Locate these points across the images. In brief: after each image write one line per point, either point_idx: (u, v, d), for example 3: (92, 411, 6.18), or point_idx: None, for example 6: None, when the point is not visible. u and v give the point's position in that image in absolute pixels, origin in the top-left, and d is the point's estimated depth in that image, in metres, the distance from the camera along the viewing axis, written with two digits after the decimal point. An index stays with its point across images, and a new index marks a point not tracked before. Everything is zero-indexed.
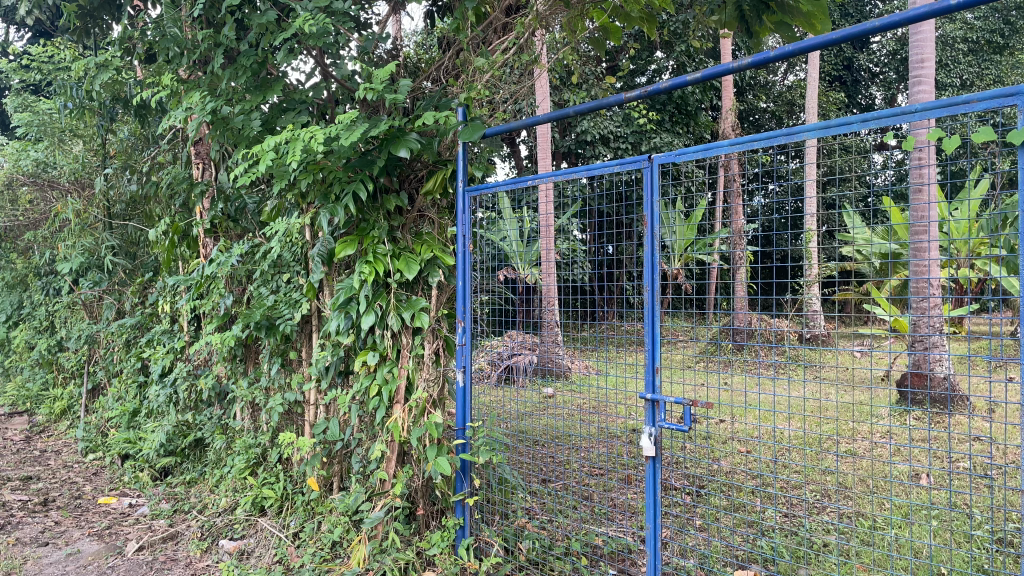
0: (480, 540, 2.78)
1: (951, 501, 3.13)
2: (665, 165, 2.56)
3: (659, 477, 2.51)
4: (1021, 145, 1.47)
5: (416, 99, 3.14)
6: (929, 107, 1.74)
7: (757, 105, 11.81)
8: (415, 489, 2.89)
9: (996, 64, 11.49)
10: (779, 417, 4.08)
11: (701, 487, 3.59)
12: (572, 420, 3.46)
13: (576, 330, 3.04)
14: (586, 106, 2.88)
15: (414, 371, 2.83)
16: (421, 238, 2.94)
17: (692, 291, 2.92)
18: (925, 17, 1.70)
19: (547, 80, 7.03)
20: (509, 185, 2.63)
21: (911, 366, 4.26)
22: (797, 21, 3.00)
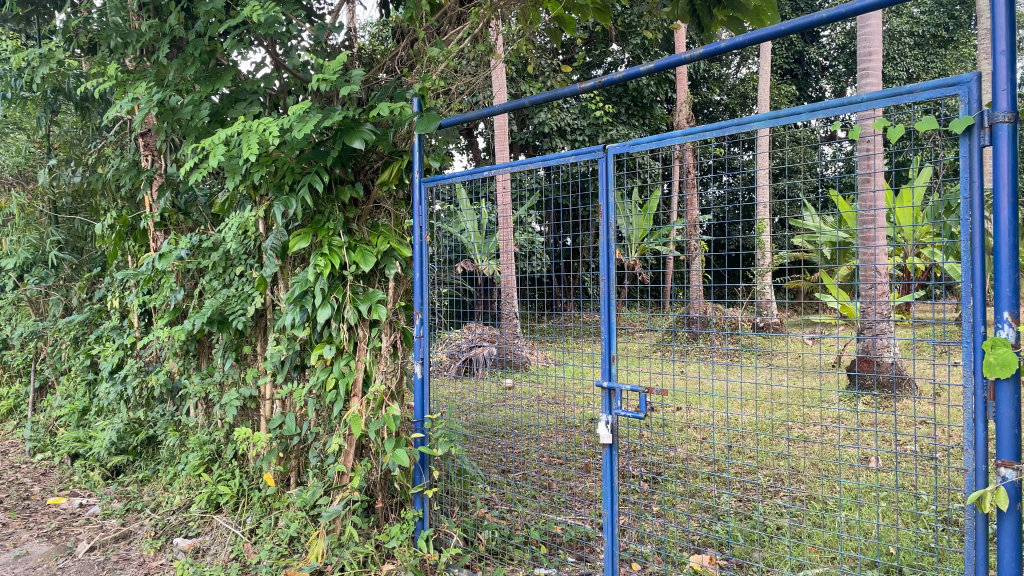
0: (440, 531, 2.78)
1: (899, 482, 3.24)
2: (620, 155, 2.57)
3: (616, 464, 2.53)
4: (963, 133, 1.51)
5: (370, 90, 3.11)
6: (877, 98, 1.77)
7: (711, 98, 12.02)
8: (374, 482, 2.88)
9: (941, 58, 11.86)
10: (733, 403, 4.18)
11: (659, 474, 3.64)
12: (531, 409, 3.49)
13: (535, 321, 3.04)
14: (542, 96, 2.88)
15: (371, 363, 2.82)
16: (378, 229, 2.92)
17: (648, 281, 2.93)
18: (870, 9, 1.74)
19: (504, 70, 7.03)
20: (466, 176, 2.63)
21: (860, 353, 4.38)
22: (748, 15, 3.04)
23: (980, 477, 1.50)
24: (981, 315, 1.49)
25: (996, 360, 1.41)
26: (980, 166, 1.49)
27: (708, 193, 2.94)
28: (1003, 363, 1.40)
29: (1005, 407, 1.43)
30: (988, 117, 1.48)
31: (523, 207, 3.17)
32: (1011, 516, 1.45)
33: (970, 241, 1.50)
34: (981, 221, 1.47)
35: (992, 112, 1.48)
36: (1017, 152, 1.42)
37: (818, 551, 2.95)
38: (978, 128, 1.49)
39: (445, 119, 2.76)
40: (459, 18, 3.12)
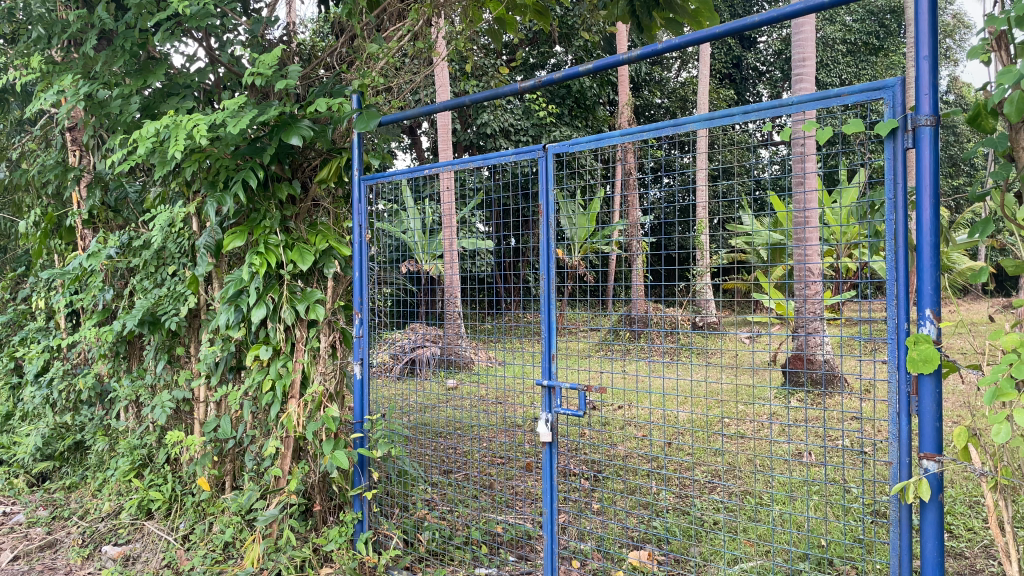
0: (379, 533, 2.75)
1: (830, 476, 3.33)
2: (560, 154, 2.57)
3: (555, 463, 2.53)
4: (887, 136, 1.54)
5: (308, 86, 3.04)
6: (807, 102, 1.80)
7: (653, 101, 12.20)
8: (312, 485, 2.83)
9: (872, 65, 12.28)
10: (672, 401, 4.23)
11: (599, 472, 3.66)
12: (472, 409, 3.47)
13: (477, 321, 3.02)
14: (482, 95, 2.86)
15: (309, 365, 2.76)
16: (316, 228, 2.86)
17: (590, 280, 2.94)
18: (799, 13, 1.77)
19: (447, 69, 6.99)
20: (405, 174, 2.60)
21: (794, 351, 4.48)
22: (686, 18, 3.07)
23: (904, 470, 1.55)
24: (905, 313, 1.53)
25: (919, 355, 1.45)
26: (903, 168, 1.53)
27: (648, 194, 2.97)
28: (925, 358, 1.43)
29: (926, 401, 1.48)
30: (911, 121, 1.52)
31: (465, 206, 3.15)
32: (932, 507, 1.50)
33: (894, 240, 1.54)
34: (904, 221, 1.51)
35: (914, 116, 1.51)
36: (937, 155, 1.46)
37: (753, 545, 3.00)
38: (901, 131, 1.53)
39: (384, 117, 2.73)
40: (399, 15, 3.08)
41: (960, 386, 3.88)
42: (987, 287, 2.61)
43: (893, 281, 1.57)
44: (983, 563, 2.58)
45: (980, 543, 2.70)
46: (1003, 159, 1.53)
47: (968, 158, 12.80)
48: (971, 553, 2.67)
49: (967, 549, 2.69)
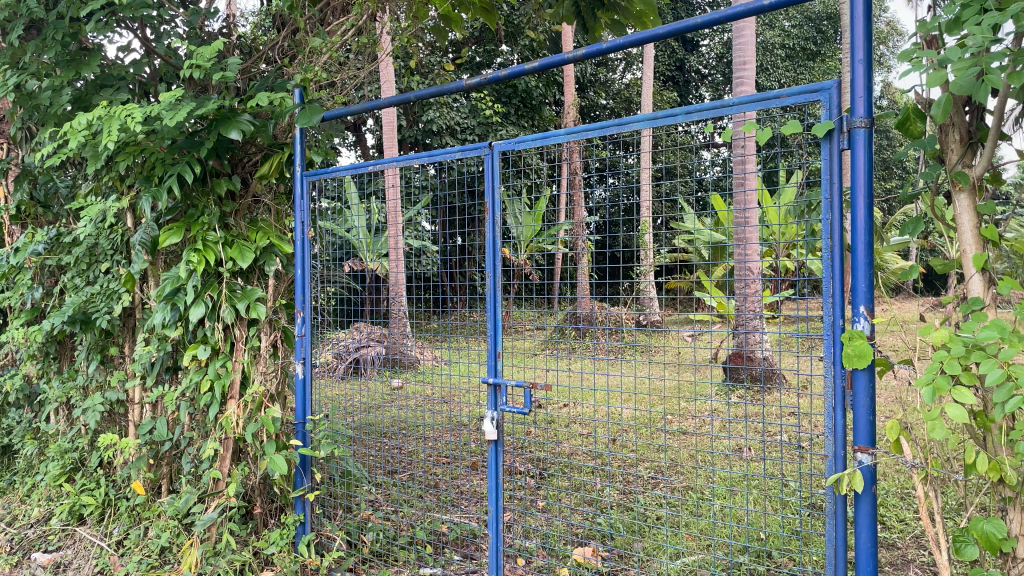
0: (322, 535, 2.70)
1: (769, 470, 3.40)
2: (506, 152, 2.56)
3: (501, 460, 2.52)
4: (824, 137, 1.57)
5: (249, 80, 2.96)
6: (749, 104, 1.82)
7: (598, 102, 12.31)
8: (252, 488, 2.76)
9: (809, 70, 12.62)
10: (616, 399, 4.27)
11: (544, 469, 3.67)
12: (417, 408, 3.44)
13: (423, 321, 2.99)
14: (427, 91, 2.83)
15: (249, 364, 2.69)
16: (257, 224, 2.79)
17: (536, 279, 2.94)
18: (740, 15, 1.78)
19: (392, 66, 6.93)
20: (349, 170, 2.55)
21: (734, 350, 4.57)
22: (631, 20, 3.10)
23: (839, 462, 1.58)
24: (840, 310, 1.56)
25: (854, 351, 1.47)
26: (839, 168, 1.56)
27: (593, 193, 2.97)
28: (859, 354, 1.46)
29: (861, 395, 1.51)
30: (846, 122, 1.55)
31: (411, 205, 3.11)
32: (866, 499, 1.53)
33: (830, 239, 1.57)
34: (840, 221, 1.54)
35: (850, 118, 1.54)
36: (872, 156, 1.50)
37: (694, 539, 3.04)
38: (837, 133, 1.57)
39: (327, 112, 2.68)
40: (343, 9, 3.03)
41: (892, 381, 4.01)
42: (918, 285, 2.69)
43: (829, 279, 1.60)
44: (914, 553, 2.66)
45: (911, 534, 2.78)
46: (934, 161, 1.58)
47: (899, 162, 13.27)
48: (903, 544, 2.75)
49: (899, 540, 2.77)
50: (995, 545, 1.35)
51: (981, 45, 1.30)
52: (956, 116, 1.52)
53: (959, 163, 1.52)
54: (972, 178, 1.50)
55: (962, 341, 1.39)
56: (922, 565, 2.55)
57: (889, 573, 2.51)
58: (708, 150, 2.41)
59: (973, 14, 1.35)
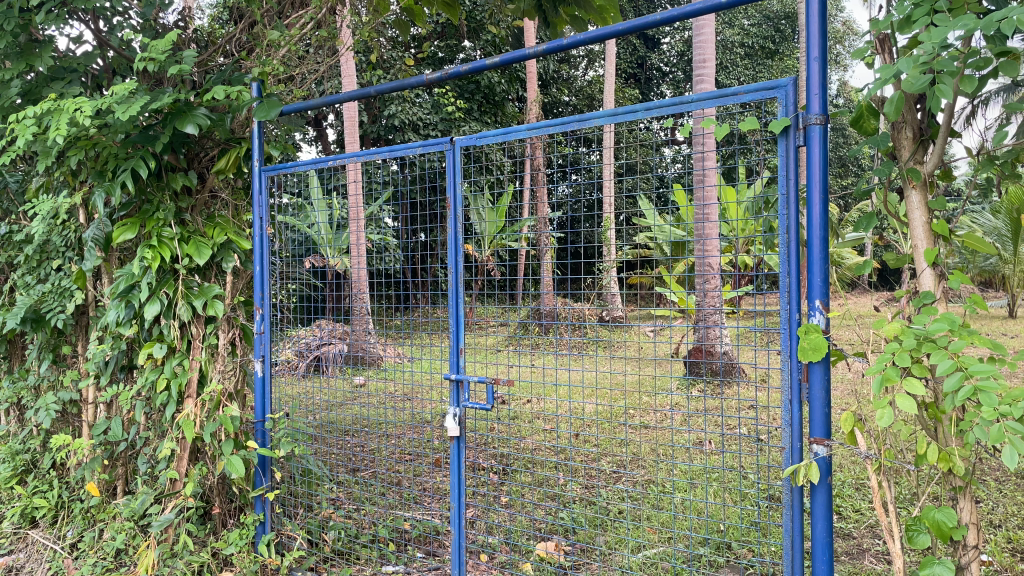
0: (282, 535, 2.67)
1: (728, 463, 3.45)
2: (467, 148, 2.55)
3: (463, 457, 2.51)
4: (780, 134, 1.59)
5: (205, 73, 2.90)
6: (708, 100, 1.83)
7: (561, 98, 12.35)
8: (210, 488, 2.72)
9: (767, 68, 12.80)
10: (579, 394, 4.29)
11: (507, 465, 3.67)
12: (380, 405, 3.42)
13: (386, 317, 2.96)
14: (387, 86, 2.80)
15: (207, 363, 2.64)
16: (214, 220, 2.74)
17: (500, 275, 2.92)
18: (698, 12, 1.79)
19: (353, 60, 6.86)
20: (309, 165, 2.52)
21: (694, 345, 4.63)
22: (592, 15, 3.11)
23: (795, 454, 1.60)
24: (796, 304, 1.58)
25: (809, 345, 1.50)
26: (795, 165, 1.58)
27: (555, 189, 2.97)
28: (814, 347, 1.48)
29: (817, 387, 1.53)
30: (802, 120, 1.57)
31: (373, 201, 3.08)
32: (821, 490, 1.55)
33: (786, 234, 1.59)
34: (796, 216, 1.55)
35: (806, 115, 1.56)
36: (826, 152, 1.52)
37: (655, 532, 3.07)
38: (793, 129, 1.58)
39: (286, 106, 2.64)
40: (302, 2, 2.98)
41: (846, 374, 4.10)
42: (872, 280, 2.75)
43: (784, 273, 1.62)
44: (869, 542, 2.71)
45: (866, 524, 2.83)
46: (886, 158, 1.61)
47: (854, 159, 13.55)
48: (858, 533, 2.80)
49: (855, 529, 2.83)
50: (946, 533, 1.39)
51: (932, 52, 1.31)
52: (908, 114, 1.56)
53: (910, 160, 1.56)
54: (922, 174, 1.54)
55: (914, 334, 1.42)
56: (876, 554, 2.60)
57: (844, 562, 2.56)
58: (668, 147, 2.42)
59: (924, 14, 1.38)
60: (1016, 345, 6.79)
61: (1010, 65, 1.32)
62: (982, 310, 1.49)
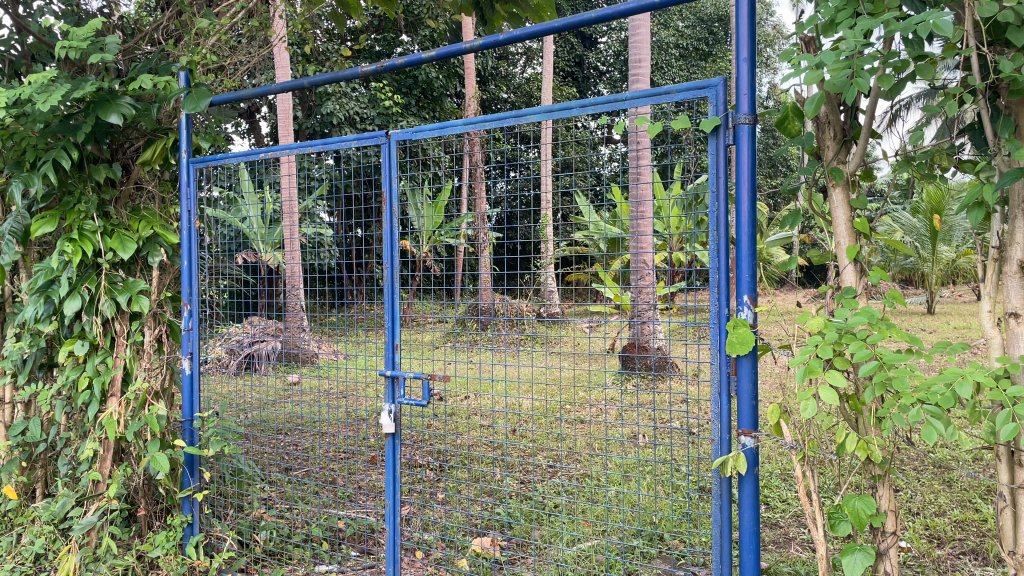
0: (211, 536, 2.61)
1: (661, 456, 3.52)
2: (404, 142, 2.52)
3: (399, 453, 2.49)
4: (711, 132, 1.62)
5: (131, 61, 2.79)
6: (642, 99, 1.85)
7: (499, 95, 12.34)
8: (135, 488, 2.63)
9: (701, 70, 13.05)
10: (515, 391, 4.31)
11: (444, 461, 3.66)
12: (314, 403, 3.37)
13: (321, 314, 2.91)
14: (321, 78, 2.74)
15: (132, 360, 2.56)
16: (140, 213, 2.64)
17: (437, 271, 2.90)
18: (632, 10, 1.81)
19: (286, 51, 6.73)
20: (238, 158, 2.46)
21: (629, 342, 4.70)
22: (528, 13, 3.12)
23: (724, 446, 1.64)
24: (725, 299, 1.62)
25: (737, 338, 1.52)
26: (724, 163, 1.61)
27: (494, 185, 2.97)
28: (742, 341, 1.51)
29: (745, 380, 1.57)
30: (731, 119, 1.60)
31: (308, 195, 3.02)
32: (749, 480, 1.59)
33: (716, 230, 1.62)
34: (725, 213, 1.58)
35: (734, 115, 1.60)
36: (753, 150, 1.55)
37: (589, 525, 3.10)
38: (723, 128, 1.62)
39: (215, 97, 2.57)
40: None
41: (774, 368, 4.22)
42: (798, 276, 2.84)
43: (714, 268, 1.65)
44: (794, 531, 2.80)
45: (792, 513, 2.92)
46: (811, 157, 1.66)
47: (783, 160, 13.95)
48: (785, 522, 2.88)
49: (781, 519, 2.91)
50: (864, 520, 1.44)
51: (853, 52, 1.35)
52: (831, 115, 1.60)
53: (834, 160, 1.61)
54: (845, 174, 1.59)
55: (835, 327, 1.46)
56: (802, 543, 2.69)
57: (771, 550, 2.63)
58: (605, 145, 2.44)
59: (847, 16, 1.42)
60: (930, 341, 7.08)
61: (927, 68, 1.37)
62: (901, 305, 1.54)
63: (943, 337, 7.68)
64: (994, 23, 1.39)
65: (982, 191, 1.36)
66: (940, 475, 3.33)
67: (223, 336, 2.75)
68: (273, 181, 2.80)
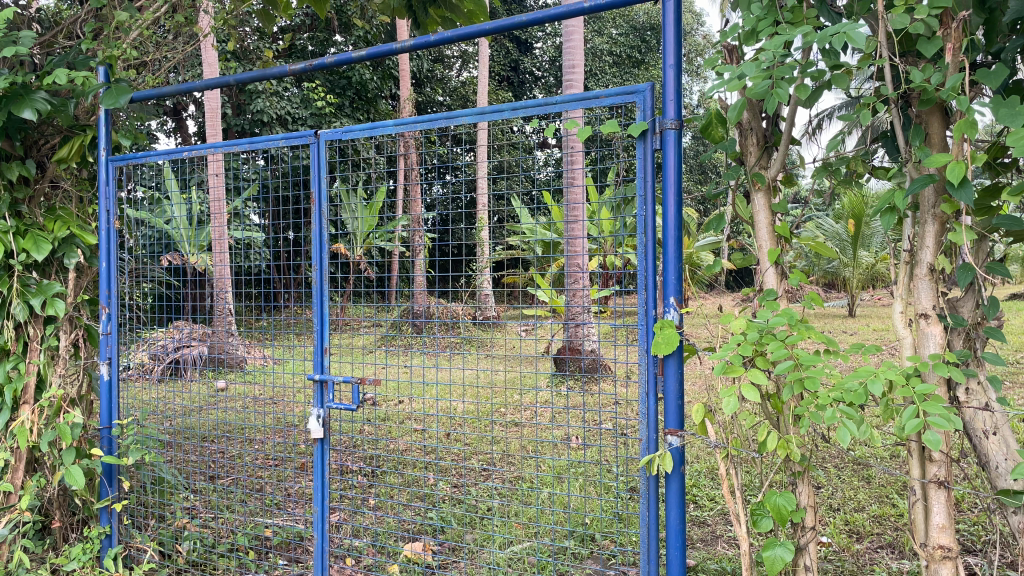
0: (131, 547, 2.50)
1: (593, 457, 3.55)
2: (333, 142, 2.47)
3: (328, 458, 2.44)
4: (639, 137, 1.63)
5: (47, 55, 2.65)
6: (573, 103, 1.85)
7: (435, 98, 12.31)
8: (50, 499, 2.51)
9: (634, 77, 13.28)
10: (449, 395, 4.29)
11: (377, 466, 3.63)
12: (242, 408, 3.28)
13: (250, 318, 2.82)
14: (247, 76, 2.67)
15: (46, 366, 2.45)
16: (55, 212, 2.51)
17: (371, 274, 2.85)
18: (565, 15, 1.81)
19: (214, 49, 6.57)
20: (161, 157, 2.37)
21: (562, 346, 4.75)
22: (462, 17, 3.10)
23: (651, 445, 1.66)
24: (652, 301, 1.63)
25: (662, 339, 1.54)
26: (652, 167, 1.63)
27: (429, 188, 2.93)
28: (667, 341, 1.52)
29: (671, 380, 1.59)
30: (658, 124, 1.62)
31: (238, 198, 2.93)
32: (675, 478, 1.61)
33: (644, 233, 1.64)
34: (652, 216, 1.60)
35: (661, 120, 1.62)
36: (679, 156, 1.57)
37: (522, 527, 3.11)
38: (650, 133, 1.64)
39: (135, 93, 2.47)
40: None
41: (703, 370, 4.31)
42: (725, 280, 2.90)
43: (642, 271, 1.66)
44: (722, 528, 2.86)
45: (719, 511, 2.98)
46: (734, 163, 1.69)
47: (712, 167, 14.31)
48: (712, 520, 2.93)
49: (709, 517, 2.96)
50: (786, 516, 1.47)
51: (773, 61, 1.38)
52: (753, 122, 1.64)
53: (756, 165, 1.65)
54: (767, 180, 1.63)
55: (757, 329, 1.49)
56: (728, 540, 2.74)
57: (699, 548, 2.68)
58: (538, 149, 2.44)
59: (768, 25, 1.45)
60: (848, 342, 7.36)
61: (842, 78, 1.42)
62: (819, 306, 1.58)
63: (862, 339, 7.97)
64: (905, 35, 1.44)
65: (894, 196, 1.41)
66: (859, 472, 3.45)
67: (144, 341, 2.65)
68: (198, 181, 2.71)
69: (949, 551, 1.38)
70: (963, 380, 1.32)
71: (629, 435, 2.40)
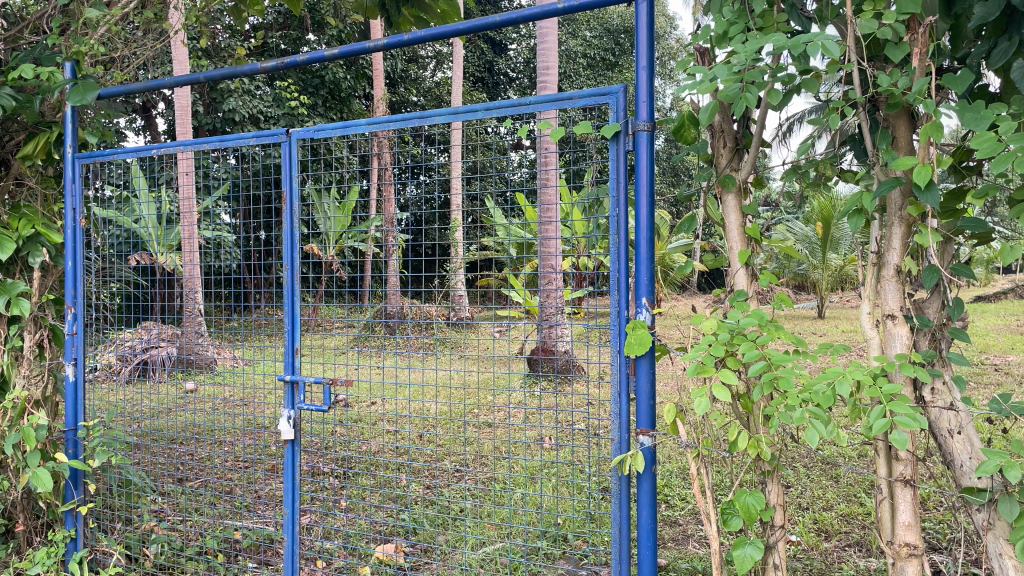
0: (96, 551, 2.45)
1: (566, 458, 3.56)
2: (305, 141, 2.44)
3: (299, 459, 2.42)
4: (612, 138, 1.64)
5: (12, 50, 2.60)
6: (547, 104, 1.85)
7: (409, 98, 12.26)
8: (13, 502, 2.46)
9: (607, 80, 13.34)
10: (421, 396, 4.27)
11: (349, 468, 3.60)
12: (211, 409, 3.24)
13: (220, 318, 2.79)
14: (217, 74, 2.63)
15: (9, 367, 2.40)
16: (19, 210, 2.44)
17: (342, 275, 2.83)
18: (538, 17, 1.81)
19: (185, 47, 6.49)
20: (129, 154, 2.33)
21: (535, 348, 4.75)
22: (436, 17, 3.09)
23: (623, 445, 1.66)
24: (625, 301, 1.64)
25: (635, 339, 1.54)
26: (625, 168, 1.64)
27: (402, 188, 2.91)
28: (640, 342, 1.53)
29: (643, 380, 1.59)
30: (631, 125, 1.62)
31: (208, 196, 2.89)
32: (647, 478, 1.61)
33: (617, 234, 1.64)
34: (625, 217, 1.60)
35: (634, 121, 1.62)
36: (652, 158, 1.58)
37: (494, 528, 3.10)
38: (623, 134, 1.64)
39: (103, 90, 2.43)
40: None
41: (674, 371, 4.34)
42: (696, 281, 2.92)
43: (615, 272, 1.66)
44: (694, 528, 2.87)
45: (690, 510, 3.00)
46: (706, 165, 1.70)
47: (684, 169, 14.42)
48: (684, 520, 2.95)
49: (680, 517, 2.98)
50: (755, 515, 1.48)
51: (745, 64, 1.39)
52: (724, 124, 1.65)
53: (727, 167, 1.66)
54: (738, 182, 1.64)
55: (728, 329, 1.50)
56: (699, 539, 2.76)
57: (670, 547, 2.69)
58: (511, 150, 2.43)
59: (739, 29, 1.47)
60: (817, 342, 7.46)
61: (812, 81, 1.43)
62: (789, 308, 1.59)
63: (832, 340, 8.08)
64: (873, 40, 1.46)
65: (862, 199, 1.42)
66: (827, 471, 3.49)
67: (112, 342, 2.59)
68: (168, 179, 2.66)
69: (915, 548, 1.40)
70: (928, 380, 1.34)
71: (601, 436, 2.40)
